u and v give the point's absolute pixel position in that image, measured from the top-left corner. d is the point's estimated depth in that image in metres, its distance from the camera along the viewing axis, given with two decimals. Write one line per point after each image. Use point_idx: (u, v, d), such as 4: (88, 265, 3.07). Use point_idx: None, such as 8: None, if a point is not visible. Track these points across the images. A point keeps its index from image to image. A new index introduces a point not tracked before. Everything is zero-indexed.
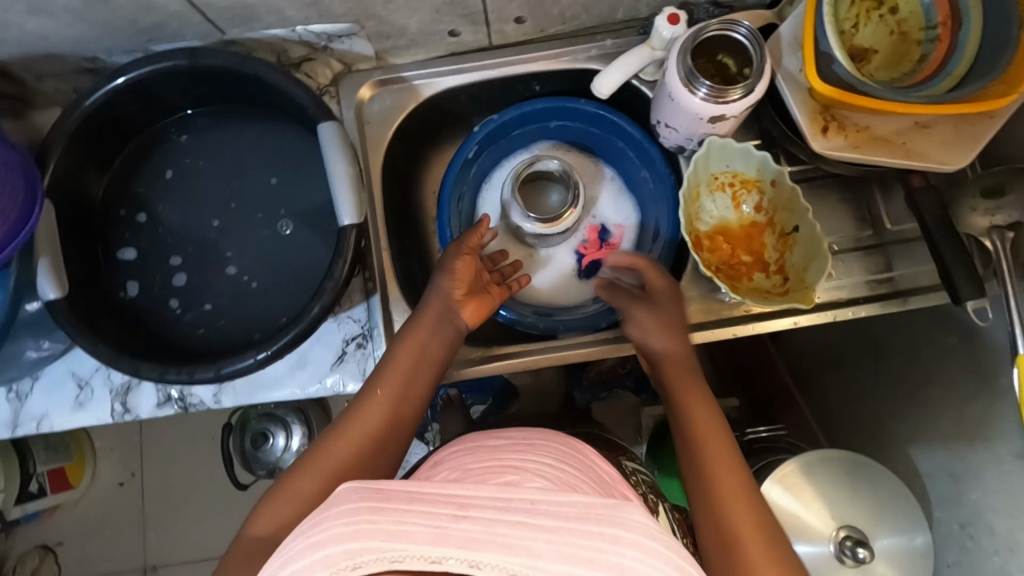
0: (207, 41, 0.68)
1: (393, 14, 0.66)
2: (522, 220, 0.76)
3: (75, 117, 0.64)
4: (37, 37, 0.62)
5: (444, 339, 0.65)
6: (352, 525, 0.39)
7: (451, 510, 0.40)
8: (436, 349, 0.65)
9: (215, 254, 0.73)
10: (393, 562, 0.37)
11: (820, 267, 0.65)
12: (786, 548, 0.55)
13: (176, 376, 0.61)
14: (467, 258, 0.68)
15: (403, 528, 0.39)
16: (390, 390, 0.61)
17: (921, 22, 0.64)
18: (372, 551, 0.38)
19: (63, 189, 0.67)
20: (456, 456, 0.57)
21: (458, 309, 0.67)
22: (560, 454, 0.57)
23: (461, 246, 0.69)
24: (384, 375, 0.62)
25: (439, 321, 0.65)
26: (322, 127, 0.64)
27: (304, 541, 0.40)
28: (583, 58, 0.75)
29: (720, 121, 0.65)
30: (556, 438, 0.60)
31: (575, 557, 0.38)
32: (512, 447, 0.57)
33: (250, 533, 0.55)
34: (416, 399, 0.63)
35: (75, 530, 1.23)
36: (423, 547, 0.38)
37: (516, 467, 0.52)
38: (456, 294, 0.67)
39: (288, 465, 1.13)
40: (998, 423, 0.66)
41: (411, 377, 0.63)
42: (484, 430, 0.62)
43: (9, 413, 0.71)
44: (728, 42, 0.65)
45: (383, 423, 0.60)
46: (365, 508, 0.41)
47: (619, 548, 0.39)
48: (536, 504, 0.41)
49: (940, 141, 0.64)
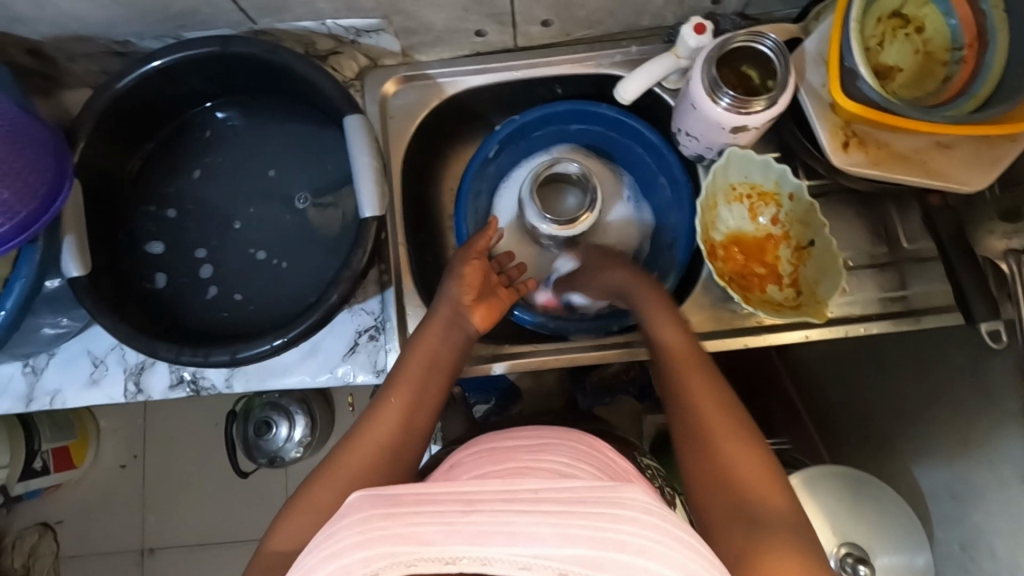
0: (237, 30, 0.69)
1: (421, 10, 0.67)
2: (537, 223, 0.76)
3: (106, 98, 0.66)
4: (73, 18, 0.63)
5: (454, 343, 0.66)
6: (365, 534, 0.40)
7: (459, 506, 0.41)
8: (448, 355, 0.66)
9: (233, 241, 0.74)
10: (409, 566, 0.38)
11: (834, 283, 0.66)
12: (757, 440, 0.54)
13: (191, 358, 0.61)
14: (476, 263, 0.71)
15: (415, 530, 0.39)
16: (405, 397, 0.61)
17: (947, 42, 0.64)
18: (387, 556, 0.38)
19: (90, 168, 0.68)
20: (473, 459, 0.58)
21: (465, 312, 0.68)
22: (576, 453, 0.57)
23: (471, 251, 0.72)
24: (398, 381, 0.62)
25: (448, 326, 0.67)
26: (349, 120, 0.64)
27: (322, 553, 0.41)
28: (606, 64, 0.76)
29: (742, 132, 0.65)
30: (570, 436, 0.60)
31: (577, 536, 0.39)
32: (527, 447, 0.58)
33: (266, 555, 0.53)
34: (430, 408, 0.62)
35: (75, 509, 1.24)
36: (435, 549, 0.38)
37: (530, 467, 0.53)
38: (465, 299, 0.68)
39: (290, 454, 1.14)
40: (1006, 446, 0.66)
41: (425, 386, 0.63)
42: (502, 432, 0.63)
43: (24, 387, 0.72)
44: (753, 53, 0.65)
45: (398, 433, 0.59)
46: (376, 515, 0.41)
47: (617, 526, 0.40)
48: (539, 493, 0.42)
49: (960, 161, 0.64)
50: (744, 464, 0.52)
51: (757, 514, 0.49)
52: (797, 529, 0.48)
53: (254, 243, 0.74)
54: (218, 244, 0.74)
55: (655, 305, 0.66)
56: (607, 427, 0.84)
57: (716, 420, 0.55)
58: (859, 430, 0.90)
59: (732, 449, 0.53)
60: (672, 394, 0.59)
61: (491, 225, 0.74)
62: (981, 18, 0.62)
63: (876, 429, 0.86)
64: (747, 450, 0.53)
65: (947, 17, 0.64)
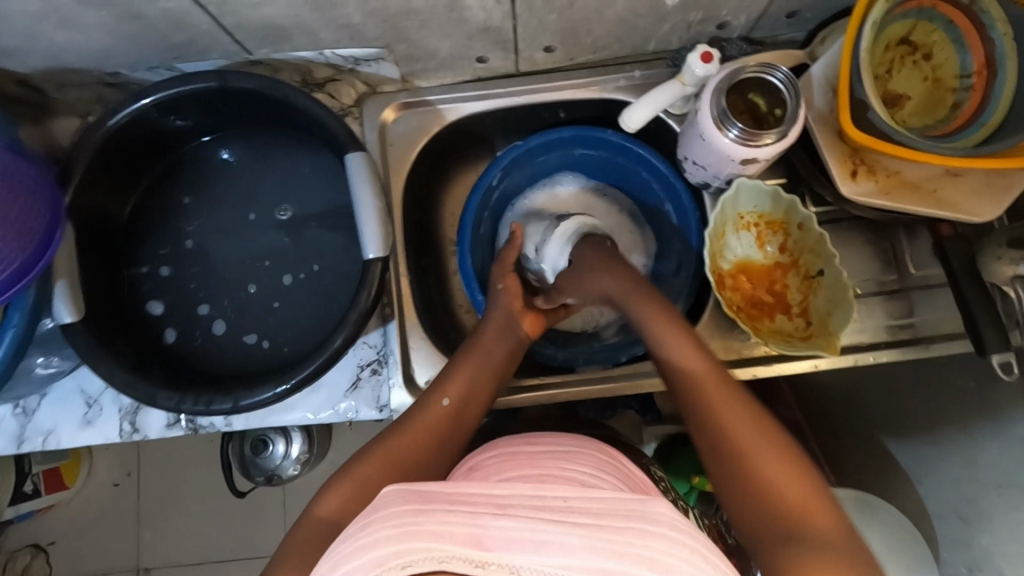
0: (233, 60, 0.67)
1: (425, 39, 0.65)
2: (558, 263, 0.66)
3: (98, 136, 0.63)
4: (61, 50, 0.61)
5: (508, 347, 0.66)
6: (399, 528, 0.39)
7: (490, 509, 0.40)
8: (499, 357, 0.65)
9: (229, 271, 0.72)
10: (441, 562, 0.37)
11: (845, 314, 0.65)
12: (787, 445, 0.49)
13: (191, 407, 0.60)
14: (510, 280, 0.69)
15: (448, 528, 0.39)
16: (456, 397, 0.61)
17: (956, 70, 0.63)
18: (420, 551, 0.38)
19: (82, 205, 0.66)
20: (494, 462, 0.56)
21: (517, 319, 0.68)
22: (599, 462, 0.58)
23: (505, 268, 0.70)
24: (450, 379, 0.62)
25: (502, 330, 0.66)
26: (350, 158, 0.63)
27: (353, 544, 0.40)
28: (611, 88, 0.75)
29: (751, 163, 0.64)
30: (590, 445, 0.60)
31: (606, 550, 0.39)
32: (548, 454, 0.57)
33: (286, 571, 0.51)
34: (480, 402, 0.62)
35: (66, 532, 1.21)
36: (466, 550, 0.38)
37: (553, 475, 0.52)
38: (515, 305, 0.68)
39: (287, 471, 1.11)
40: (1016, 470, 0.66)
41: (477, 385, 0.62)
42: (517, 437, 0.62)
43: (15, 428, 0.70)
44: (762, 83, 0.64)
45: (435, 439, 0.58)
46: (411, 510, 0.40)
47: (649, 542, 0.39)
48: (569, 502, 0.42)
49: (969, 191, 0.64)
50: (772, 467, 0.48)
51: (796, 525, 0.45)
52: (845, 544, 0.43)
53: (254, 276, 0.72)
54: (216, 277, 0.72)
55: (656, 321, 0.57)
56: (611, 431, 0.83)
57: (705, 377, 0.53)
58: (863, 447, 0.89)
59: (721, 409, 0.51)
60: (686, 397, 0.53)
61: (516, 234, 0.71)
62: (991, 46, 0.61)
63: (879, 447, 0.86)
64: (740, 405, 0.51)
65: (957, 45, 0.63)
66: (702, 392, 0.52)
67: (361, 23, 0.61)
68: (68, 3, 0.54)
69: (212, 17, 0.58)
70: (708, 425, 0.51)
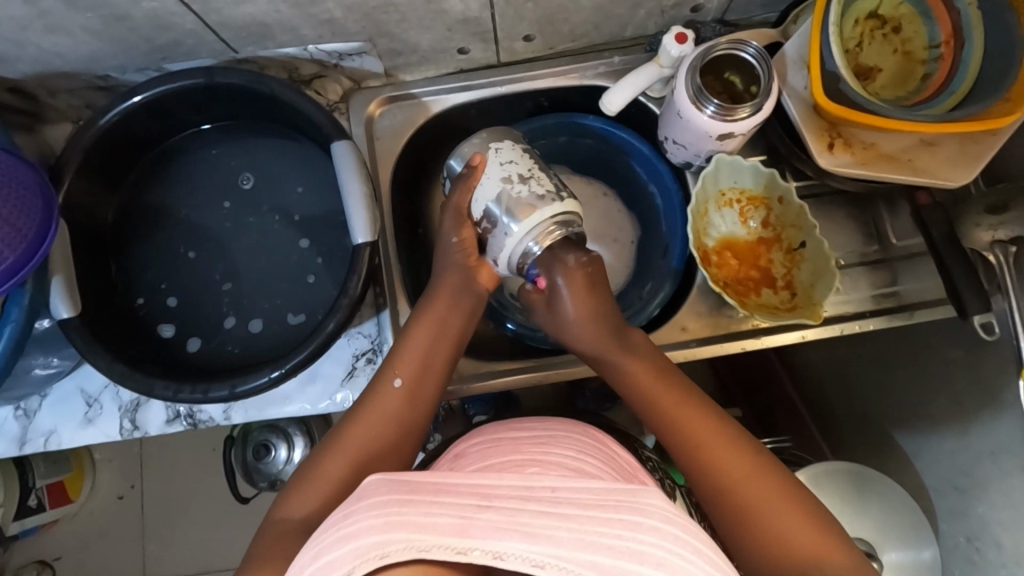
0: (220, 59, 0.69)
1: (406, 33, 0.67)
2: (529, 250, 0.60)
3: (88, 135, 0.65)
4: (52, 55, 0.63)
5: (461, 311, 0.64)
6: (382, 518, 0.40)
7: (474, 500, 0.41)
8: (457, 327, 0.64)
9: (221, 268, 0.74)
10: (422, 551, 0.38)
11: (828, 284, 0.67)
12: (765, 462, 0.55)
13: (189, 395, 0.61)
14: (466, 232, 0.64)
15: (430, 520, 0.39)
16: (409, 370, 0.61)
17: (925, 42, 0.65)
18: (400, 542, 0.38)
19: (76, 207, 0.67)
20: (479, 449, 0.58)
21: (474, 276, 0.64)
22: (582, 445, 0.59)
23: (460, 217, 0.64)
24: (404, 356, 0.62)
25: (457, 293, 0.64)
26: (337, 146, 0.64)
27: (337, 533, 0.41)
28: (592, 75, 0.77)
29: (729, 139, 0.66)
30: (577, 429, 0.62)
31: (593, 544, 0.39)
32: (534, 439, 0.58)
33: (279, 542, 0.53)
34: (437, 377, 0.62)
35: (72, 545, 1.21)
36: (449, 538, 0.38)
37: (537, 459, 0.54)
38: (468, 262, 0.64)
39: (290, 476, 1.10)
40: (1010, 435, 0.66)
41: (429, 359, 0.62)
42: (504, 423, 0.64)
43: (17, 430, 0.70)
44: (736, 61, 0.66)
45: (405, 413, 0.59)
46: (394, 501, 0.41)
47: (637, 535, 0.40)
48: (557, 492, 0.42)
49: (943, 158, 0.65)
50: (757, 494, 0.53)
51: (791, 543, 0.50)
52: (830, 547, 0.50)
53: (248, 273, 0.73)
54: (211, 273, 0.74)
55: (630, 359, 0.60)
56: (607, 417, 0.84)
57: (671, 402, 0.58)
58: (860, 423, 0.89)
59: (704, 444, 0.56)
60: (673, 434, 0.57)
61: (478, 165, 0.63)
62: (957, 17, 0.62)
63: (874, 423, 0.86)
64: (697, 416, 0.57)
65: (925, 17, 0.65)
66: (668, 415, 0.57)
67: (342, 18, 0.63)
68: (56, 7, 0.55)
69: (198, 16, 0.60)
70: (698, 459, 0.55)
